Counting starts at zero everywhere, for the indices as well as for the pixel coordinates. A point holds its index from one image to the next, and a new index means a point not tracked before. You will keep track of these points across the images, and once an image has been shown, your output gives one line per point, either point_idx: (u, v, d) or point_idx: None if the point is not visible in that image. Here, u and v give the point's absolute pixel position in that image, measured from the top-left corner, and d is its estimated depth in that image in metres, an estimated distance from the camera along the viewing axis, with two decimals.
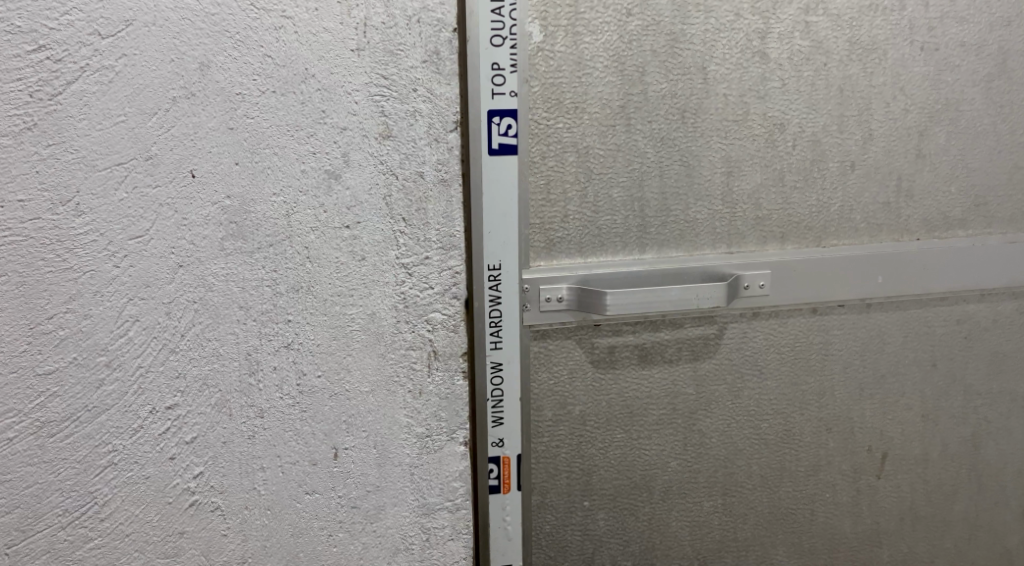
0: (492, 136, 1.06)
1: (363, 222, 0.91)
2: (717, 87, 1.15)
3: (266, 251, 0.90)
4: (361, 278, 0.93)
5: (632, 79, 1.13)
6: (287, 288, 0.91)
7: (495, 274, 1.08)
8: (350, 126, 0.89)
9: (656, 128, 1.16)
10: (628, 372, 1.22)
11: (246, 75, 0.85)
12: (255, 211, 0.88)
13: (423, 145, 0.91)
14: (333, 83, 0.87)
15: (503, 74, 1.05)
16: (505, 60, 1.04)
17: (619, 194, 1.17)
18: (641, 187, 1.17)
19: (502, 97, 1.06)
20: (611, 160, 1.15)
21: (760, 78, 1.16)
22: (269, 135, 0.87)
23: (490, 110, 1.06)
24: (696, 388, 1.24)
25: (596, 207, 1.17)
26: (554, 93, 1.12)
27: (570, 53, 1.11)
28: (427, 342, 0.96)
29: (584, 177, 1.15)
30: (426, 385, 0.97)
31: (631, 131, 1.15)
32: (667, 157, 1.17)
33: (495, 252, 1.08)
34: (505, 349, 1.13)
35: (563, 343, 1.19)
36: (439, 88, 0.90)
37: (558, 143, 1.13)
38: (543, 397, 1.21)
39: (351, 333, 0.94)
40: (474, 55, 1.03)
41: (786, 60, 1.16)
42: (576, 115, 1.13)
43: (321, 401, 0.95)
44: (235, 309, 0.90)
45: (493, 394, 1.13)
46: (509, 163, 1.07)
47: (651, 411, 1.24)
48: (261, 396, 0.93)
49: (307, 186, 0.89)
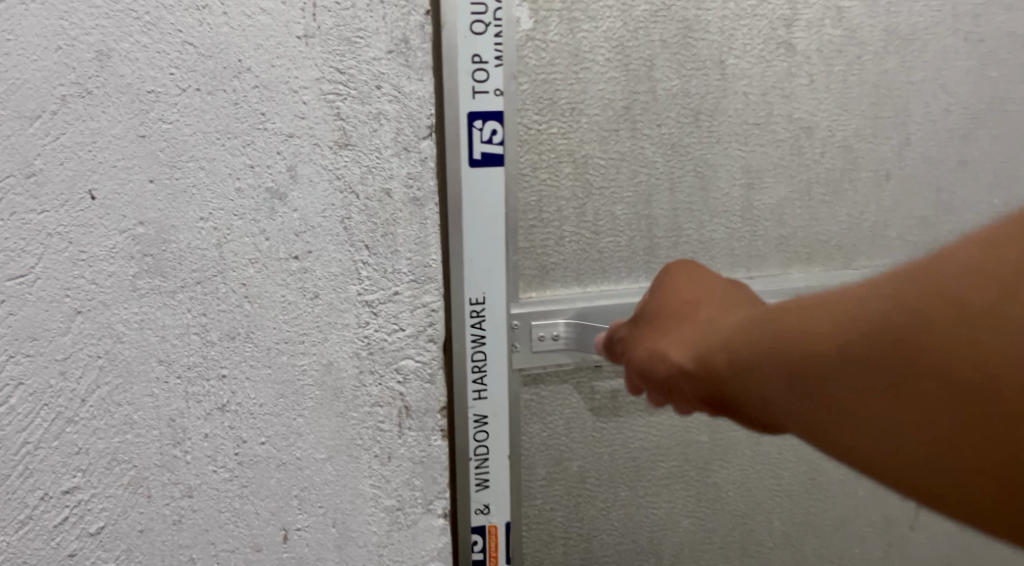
0: (474, 144, 0.88)
1: (316, 252, 0.74)
2: (738, 84, 1.00)
3: (192, 290, 0.71)
4: (314, 321, 0.75)
5: (639, 75, 0.97)
6: (220, 336, 0.73)
7: (477, 309, 0.91)
8: (297, 134, 0.71)
9: (666, 133, 0.99)
10: (632, 420, 1.05)
11: (158, 67, 0.66)
12: (175, 242, 0.70)
13: (389, 155, 0.74)
14: (273, 80, 0.69)
15: (486, 69, 0.86)
16: (488, 53, 0.86)
17: (623, 211, 1.00)
18: (647, 203, 1.01)
19: (485, 96, 0.87)
20: (614, 172, 0.99)
21: (785, 73, 1.01)
22: (193, 145, 0.68)
23: (470, 112, 0.87)
24: (710, 435, 1.08)
25: (596, 225, 1.00)
26: (547, 92, 0.94)
27: (566, 43, 0.93)
28: (398, 396, 0.79)
29: (581, 192, 0.98)
30: (395, 449, 0.80)
31: (637, 136, 0.98)
32: (678, 167, 1.01)
33: (478, 281, 0.90)
34: (490, 399, 0.94)
35: (558, 389, 1.01)
36: (409, 86, 0.73)
37: (552, 152, 0.96)
38: (535, 454, 1.02)
39: (302, 389, 0.76)
40: (451, 49, 0.84)
41: (814, 52, 1.01)
42: (572, 118, 0.96)
43: (266, 473, 0.77)
44: (152, 365, 0.71)
45: (477, 451, 0.95)
46: (493, 176, 0.89)
47: (660, 464, 1.07)
48: (189, 470, 0.74)
49: (244, 208, 0.71)
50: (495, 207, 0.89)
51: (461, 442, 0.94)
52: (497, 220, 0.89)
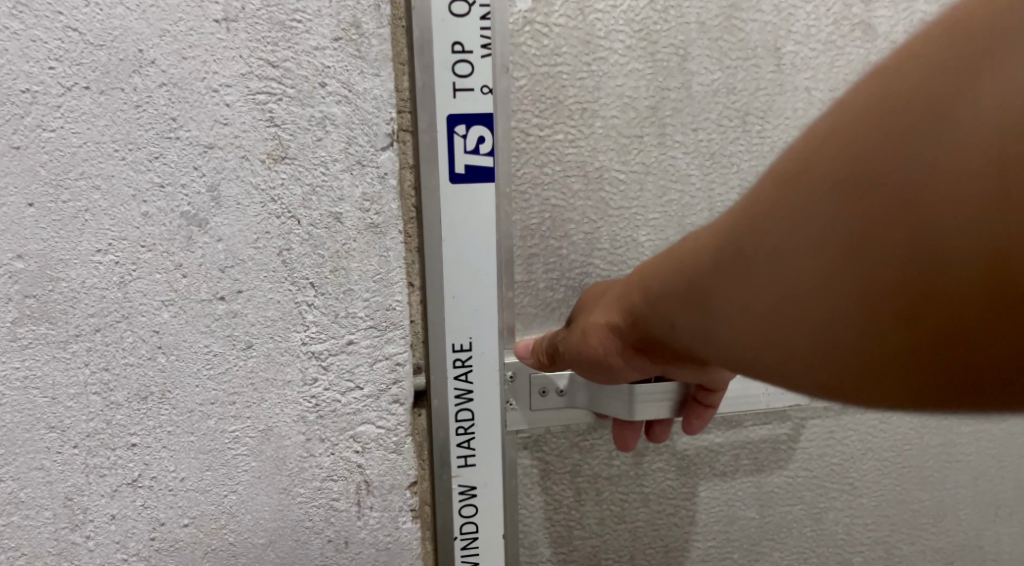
0: (455, 155, 0.66)
1: (247, 292, 0.59)
2: (801, 78, 0.79)
3: (90, 339, 0.57)
4: (247, 377, 0.60)
5: (670, 66, 0.76)
6: (128, 397, 0.59)
7: (465, 358, 0.70)
8: (219, 143, 0.56)
9: (704, 141, 0.79)
10: (660, 491, 0.86)
11: (34, 60, 0.53)
12: (64, 280, 0.56)
13: (339, 170, 0.58)
14: (185, 76, 0.55)
15: (470, 58, 0.65)
16: (474, 38, 0.65)
17: (648, 237, 0.80)
18: (680, 227, 0.81)
19: (470, 94, 0.66)
20: (637, 188, 0.79)
21: (859, 63, 0.80)
22: (83, 159, 0.54)
23: (451, 114, 0.66)
24: (760, 512, 0.89)
25: (613, 254, 0.80)
26: (551, 88, 0.74)
27: (574, 27, 0.73)
28: (356, 469, 0.64)
29: (595, 214, 0.78)
30: (353, 533, 0.65)
31: (666, 144, 0.78)
32: (720, 181, 0.80)
33: (460, 324, 0.69)
34: (482, 471, 0.74)
35: (566, 453, 0.82)
36: (362, 83, 0.58)
37: (559, 163, 0.76)
38: (537, 532, 0.84)
39: (233, 460, 0.61)
40: (422, 32, 0.63)
41: (897, 36, 0.80)
42: (583, 122, 0.76)
43: (191, 562, 0.62)
44: (41, 432, 0.57)
45: (463, 534, 0.74)
46: (482, 192, 0.67)
47: (695, 544, 0.89)
48: (94, 559, 0.60)
49: (153, 237, 0.57)
50: (486, 230, 0.68)
51: (444, 526, 0.73)
52: (486, 249, 0.68)
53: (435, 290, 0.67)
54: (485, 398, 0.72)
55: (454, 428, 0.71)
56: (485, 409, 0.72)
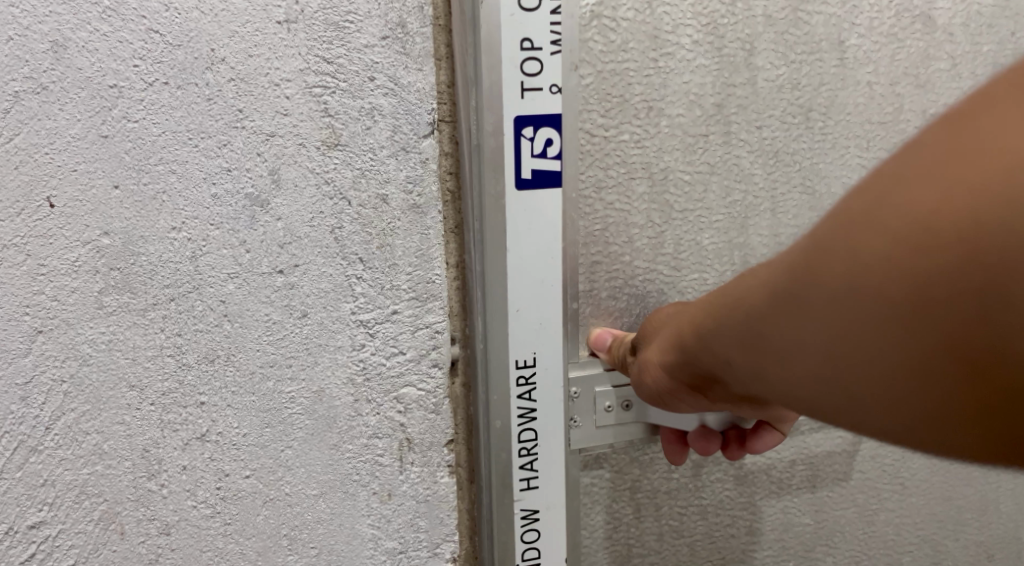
0: (523, 159, 0.69)
1: (303, 265, 0.65)
2: (863, 72, 0.81)
3: (165, 307, 0.64)
4: (303, 342, 0.67)
5: (734, 62, 0.77)
6: (198, 359, 0.66)
7: (529, 374, 0.74)
8: (279, 132, 0.63)
9: (768, 138, 0.80)
10: (718, 502, 0.88)
11: (121, 59, 0.60)
12: (145, 253, 0.63)
13: (386, 156, 0.65)
14: (252, 71, 0.62)
15: (539, 56, 0.68)
16: (542, 35, 0.67)
17: (711, 238, 0.80)
18: (742, 229, 0.81)
19: (537, 94, 0.69)
20: (701, 188, 0.79)
21: (920, 55, 0.82)
22: (162, 146, 0.61)
23: (518, 117, 0.69)
24: (814, 516, 0.92)
25: (677, 259, 0.80)
26: (615, 85, 0.74)
27: (642, 21, 0.73)
28: (399, 427, 0.71)
29: (659, 217, 0.78)
30: (396, 486, 0.71)
31: (731, 143, 0.79)
32: (782, 180, 0.81)
33: (525, 340, 0.73)
34: (544, 487, 0.77)
35: (628, 467, 0.83)
36: (406, 77, 0.64)
37: (623, 164, 0.76)
38: (599, 550, 0.85)
39: (290, 419, 0.68)
40: (490, 30, 0.66)
41: (959, 27, 0.82)
42: (649, 119, 0.76)
43: (252, 510, 0.69)
44: (123, 390, 0.64)
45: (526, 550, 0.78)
46: (545, 199, 0.71)
47: (748, 548, 0.90)
48: (167, 506, 0.67)
49: (222, 216, 0.63)
50: (548, 240, 0.72)
51: (506, 541, 0.76)
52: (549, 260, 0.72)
53: (502, 302, 0.71)
54: (547, 413, 0.76)
55: (518, 445, 0.75)
56: (548, 425, 0.76)
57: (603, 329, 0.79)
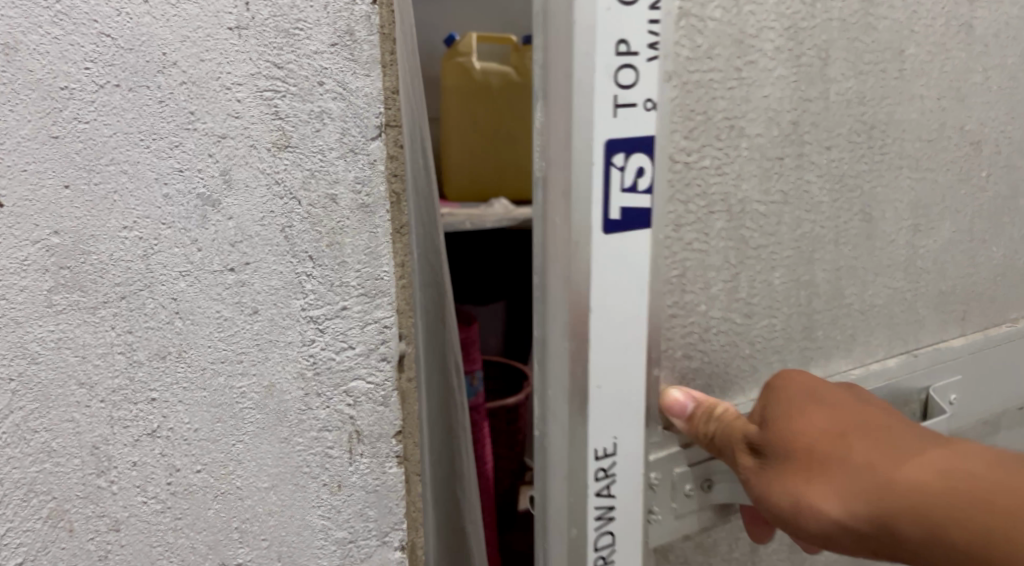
0: (612, 195, 0.56)
1: (254, 263, 0.67)
2: (916, 83, 0.71)
3: (116, 305, 0.65)
4: (254, 339, 0.69)
5: (811, 71, 0.64)
6: (149, 356, 0.67)
7: (608, 464, 0.60)
8: (231, 133, 0.65)
9: (835, 159, 0.68)
10: None
11: (73, 61, 0.61)
12: (95, 252, 0.64)
13: (335, 157, 0.67)
14: (205, 74, 0.63)
15: (635, 63, 0.55)
16: (641, 36, 0.54)
17: (782, 278, 0.68)
18: (809, 264, 0.69)
19: (627, 110, 0.55)
20: (775, 222, 0.66)
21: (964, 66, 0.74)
22: (113, 147, 0.62)
23: (609, 139, 0.55)
24: None
25: (749, 306, 0.66)
26: (698, 102, 0.60)
27: (728, 21, 0.60)
28: (348, 420, 0.73)
29: (735, 256, 0.65)
30: (346, 477, 0.74)
31: (803, 166, 0.66)
32: (846, 208, 0.70)
33: (605, 423, 0.60)
34: None
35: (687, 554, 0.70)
36: (355, 82, 0.67)
37: (703, 195, 0.62)
38: None
39: (241, 414, 0.70)
40: (585, 17, 0.53)
41: (991, 39, 0.75)
42: (731, 140, 0.62)
43: (203, 504, 0.71)
44: (73, 388, 0.65)
45: None
46: (632, 242, 0.57)
47: None
48: (117, 502, 0.68)
49: (173, 215, 0.65)
50: (636, 299, 0.59)
51: None
52: (637, 322, 0.59)
53: (581, 380, 0.58)
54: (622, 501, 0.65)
55: None
56: None
57: (678, 388, 0.63)
